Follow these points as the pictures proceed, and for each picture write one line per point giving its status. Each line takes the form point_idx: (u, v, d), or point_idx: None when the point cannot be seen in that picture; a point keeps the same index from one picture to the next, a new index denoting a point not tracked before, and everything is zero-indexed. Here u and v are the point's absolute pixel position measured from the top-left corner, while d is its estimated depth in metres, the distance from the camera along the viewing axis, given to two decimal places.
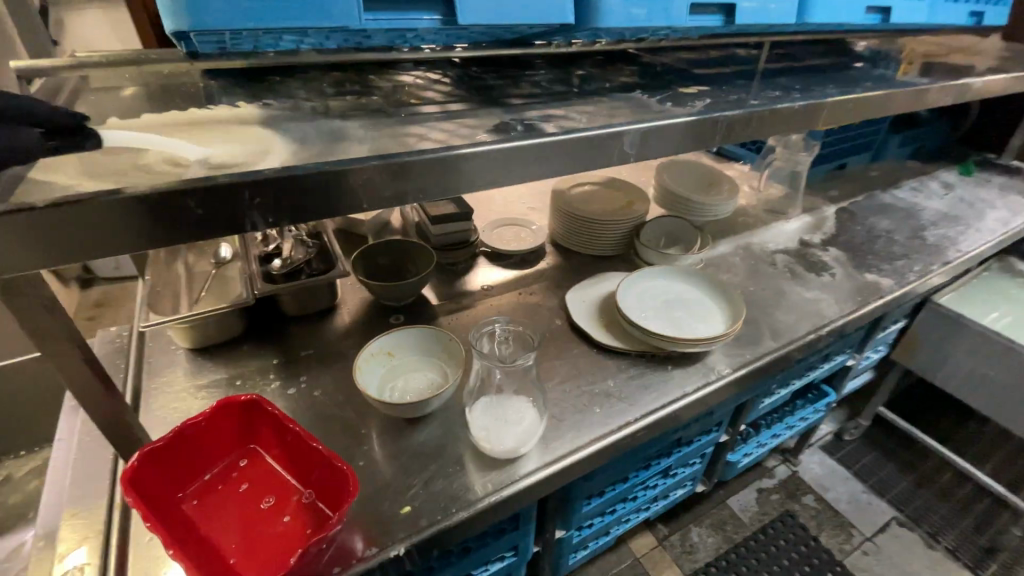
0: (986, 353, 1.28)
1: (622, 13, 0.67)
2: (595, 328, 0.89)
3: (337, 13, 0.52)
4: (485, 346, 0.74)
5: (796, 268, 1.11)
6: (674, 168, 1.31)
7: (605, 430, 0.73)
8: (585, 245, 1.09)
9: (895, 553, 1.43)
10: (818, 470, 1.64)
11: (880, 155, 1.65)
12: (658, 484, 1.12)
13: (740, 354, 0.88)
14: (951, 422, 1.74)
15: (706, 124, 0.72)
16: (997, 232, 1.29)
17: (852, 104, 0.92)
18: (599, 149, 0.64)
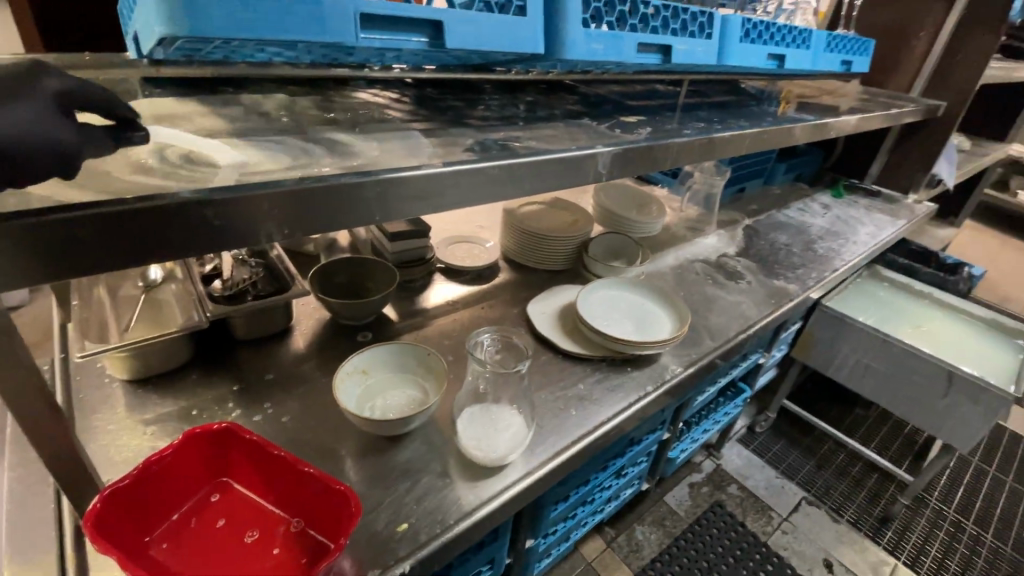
0: (865, 346, 1.52)
1: (585, 47, 0.74)
2: (559, 336, 0.93)
3: (334, 28, 0.51)
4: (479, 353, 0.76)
5: (720, 277, 1.25)
6: (608, 190, 1.42)
7: (583, 431, 0.77)
8: (538, 260, 1.15)
9: (806, 529, 1.61)
10: (737, 461, 1.81)
11: (771, 180, 1.91)
12: (612, 484, 1.18)
13: (687, 354, 0.97)
14: (837, 409, 2.03)
15: (658, 150, 0.81)
16: (866, 245, 1.55)
17: (763, 135, 1.07)
18: (575, 168, 0.70)
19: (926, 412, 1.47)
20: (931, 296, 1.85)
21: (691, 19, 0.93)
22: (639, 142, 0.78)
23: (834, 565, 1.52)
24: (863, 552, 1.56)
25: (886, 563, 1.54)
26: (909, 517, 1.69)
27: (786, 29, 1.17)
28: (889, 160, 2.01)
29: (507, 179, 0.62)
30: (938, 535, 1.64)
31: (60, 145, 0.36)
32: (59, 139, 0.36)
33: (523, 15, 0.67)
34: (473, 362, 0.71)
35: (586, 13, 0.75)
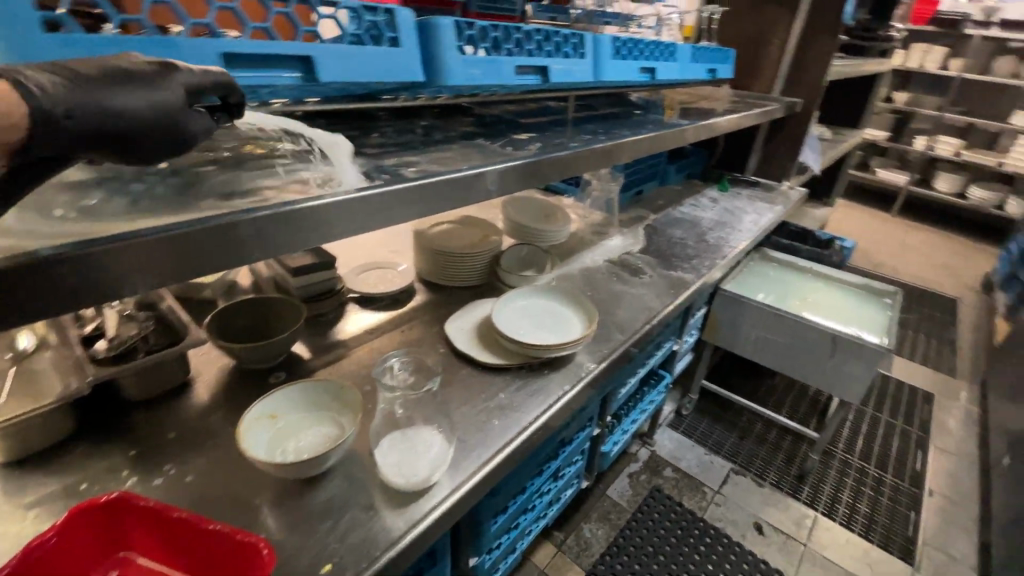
0: (762, 321, 1.68)
1: (463, 72, 0.78)
2: (477, 350, 0.95)
3: (187, 53, 0.51)
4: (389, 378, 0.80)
5: (626, 275, 1.34)
6: (515, 204, 1.47)
7: (506, 439, 0.79)
8: (451, 278, 1.16)
9: (736, 497, 1.73)
10: (669, 445, 1.92)
11: (666, 181, 2.07)
12: (551, 488, 1.21)
13: (600, 350, 1.02)
14: (751, 383, 2.21)
15: (547, 164, 0.86)
16: (751, 231, 1.72)
17: (645, 141, 1.17)
18: (466, 188, 0.73)
19: (820, 374, 1.64)
20: (812, 270, 2.07)
21: (563, 40, 1.00)
22: (528, 158, 0.82)
23: (764, 527, 1.64)
24: (787, 509, 1.71)
25: (807, 516, 1.69)
26: (820, 471, 1.86)
27: (653, 44, 1.29)
28: (764, 153, 2.25)
29: (397, 203, 0.64)
30: (846, 481, 1.83)
31: (182, 132, 0.44)
32: (186, 127, 0.44)
33: (397, 47, 0.69)
34: (383, 390, 0.76)
35: (461, 40, 0.78)
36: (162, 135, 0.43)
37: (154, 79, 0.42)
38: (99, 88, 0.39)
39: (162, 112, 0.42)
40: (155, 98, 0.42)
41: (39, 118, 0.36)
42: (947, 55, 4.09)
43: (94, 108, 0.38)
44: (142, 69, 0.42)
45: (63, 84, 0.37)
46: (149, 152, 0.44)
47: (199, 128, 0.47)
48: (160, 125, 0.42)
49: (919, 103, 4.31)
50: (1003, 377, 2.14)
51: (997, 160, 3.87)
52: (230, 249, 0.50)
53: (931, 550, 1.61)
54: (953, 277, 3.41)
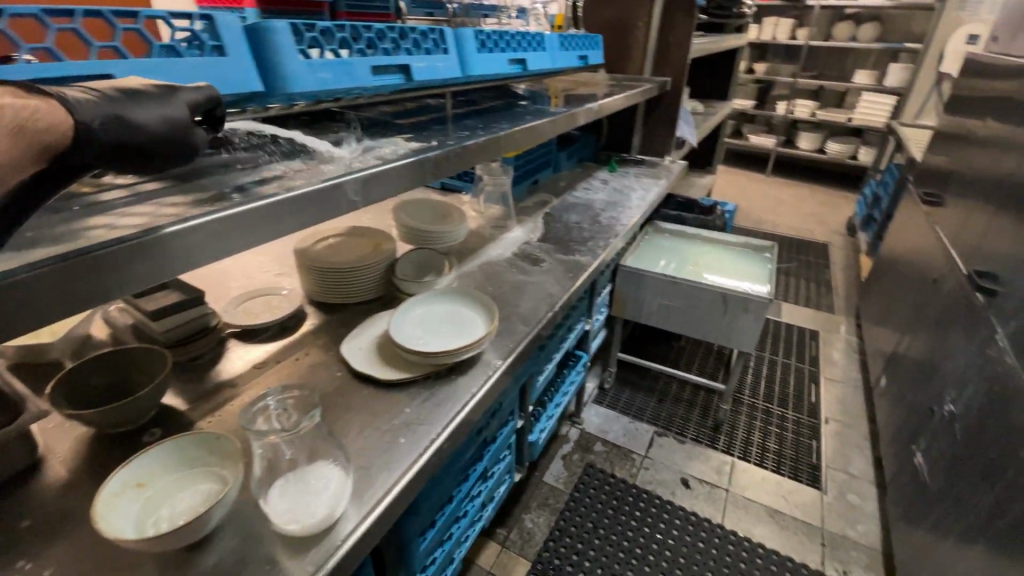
0: (662, 290, 1.78)
1: (311, 77, 0.72)
2: (377, 368, 0.91)
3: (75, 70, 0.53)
4: (262, 425, 0.67)
5: (527, 266, 1.35)
6: (408, 208, 1.41)
7: (415, 455, 0.76)
8: (343, 295, 1.09)
9: (663, 458, 1.83)
10: (597, 421, 1.98)
11: (559, 167, 2.12)
12: (482, 489, 1.19)
13: (506, 345, 1.02)
14: (663, 349, 2.35)
15: (422, 162, 0.81)
16: (640, 206, 1.81)
17: (527, 130, 1.16)
18: (327, 201, 0.66)
19: (719, 331, 1.76)
20: (701, 236, 2.23)
21: (422, 37, 0.97)
22: (397, 159, 0.77)
23: (690, 480, 1.75)
24: (708, 460, 1.83)
25: (726, 462, 1.83)
26: (733, 419, 2.02)
27: (519, 36, 1.31)
28: (646, 131, 2.37)
29: (241, 228, 0.56)
30: (755, 423, 2.00)
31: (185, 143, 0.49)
32: (189, 140, 0.49)
33: (222, 55, 0.63)
34: (253, 438, 0.64)
35: (301, 43, 0.73)
36: (174, 147, 0.48)
37: (164, 96, 0.47)
38: (126, 103, 0.43)
39: (176, 126, 0.47)
40: (166, 113, 0.46)
41: (79, 130, 0.40)
42: (793, 27, 4.55)
43: (123, 121, 0.43)
44: (149, 88, 0.47)
45: (92, 99, 0.42)
46: (158, 164, 0.48)
47: (200, 140, 0.52)
48: (173, 138, 0.47)
49: (776, 72, 4.77)
50: (868, 307, 2.44)
51: (843, 117, 4.39)
52: (178, 264, 0.51)
53: (831, 470, 1.81)
54: (822, 225, 3.84)
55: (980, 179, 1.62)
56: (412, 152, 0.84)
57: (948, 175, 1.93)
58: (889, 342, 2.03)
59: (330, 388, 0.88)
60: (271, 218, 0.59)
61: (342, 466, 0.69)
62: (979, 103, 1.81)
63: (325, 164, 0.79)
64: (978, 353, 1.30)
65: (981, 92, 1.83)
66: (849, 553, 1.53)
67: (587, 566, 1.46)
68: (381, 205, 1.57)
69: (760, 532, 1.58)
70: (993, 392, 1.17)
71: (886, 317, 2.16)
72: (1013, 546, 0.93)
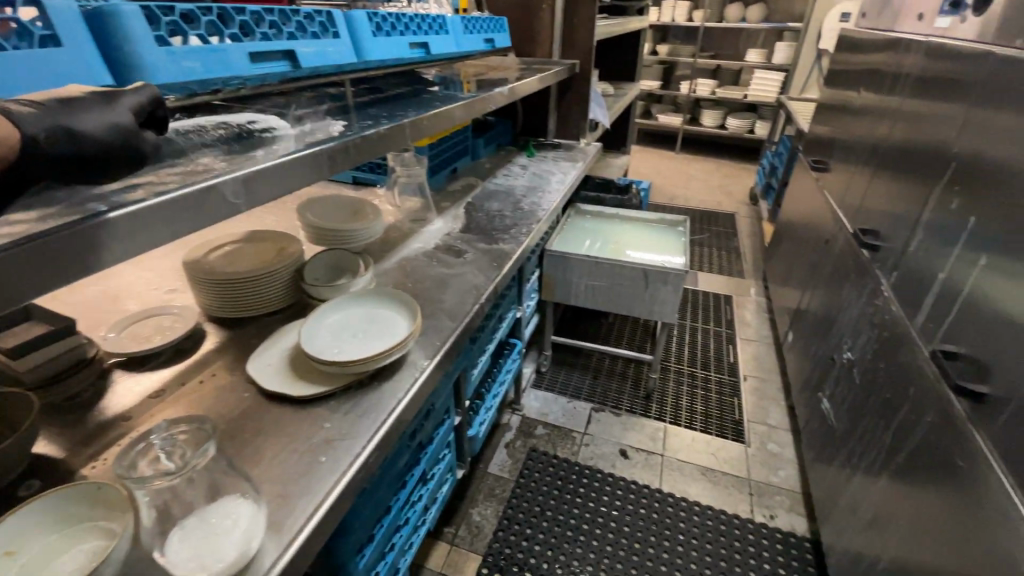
0: (587, 271, 1.80)
1: (175, 68, 0.62)
2: (290, 385, 0.83)
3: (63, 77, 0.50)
4: (144, 468, 0.61)
5: (450, 259, 1.31)
6: (314, 207, 1.31)
7: (337, 474, 0.70)
8: (250, 307, 1.00)
9: (602, 432, 1.88)
10: (537, 405, 2.00)
11: (477, 155, 2.08)
12: (422, 493, 1.15)
13: (432, 343, 0.98)
14: (594, 327, 2.40)
15: (315, 155, 0.73)
16: (560, 190, 1.81)
17: (438, 115, 1.11)
18: (198, 207, 0.56)
19: (643, 306, 1.83)
20: (619, 215, 2.29)
21: (307, 20, 0.89)
22: (285, 155, 0.68)
23: (628, 451, 1.81)
24: (643, 429, 1.91)
25: (659, 429, 1.91)
26: (662, 387, 2.12)
27: (419, 18, 1.25)
28: (560, 115, 2.39)
29: (85, 245, 0.46)
30: (683, 388, 2.12)
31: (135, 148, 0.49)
32: (139, 145, 0.50)
33: (56, 46, 0.49)
34: (135, 487, 0.57)
35: (157, 29, 0.62)
36: (122, 151, 0.48)
37: (104, 104, 0.47)
38: (67, 113, 0.43)
39: (121, 131, 0.47)
40: (111, 118, 0.47)
41: (25, 143, 0.40)
42: (690, 9, 4.78)
43: (68, 132, 0.43)
44: (88, 96, 0.46)
45: (34, 111, 0.41)
46: (111, 168, 0.49)
47: (149, 145, 0.52)
48: (119, 144, 0.47)
49: (677, 53, 5.00)
50: (773, 269, 2.65)
51: (740, 94, 4.70)
52: (86, 258, 0.46)
53: (752, 424, 1.95)
54: (728, 196, 4.11)
55: (858, 145, 1.78)
56: (305, 145, 0.76)
57: (831, 142, 2.11)
58: (792, 299, 2.21)
59: (239, 412, 0.80)
60: (133, 228, 0.49)
61: (252, 498, 0.63)
62: (852, 76, 1.99)
63: (202, 161, 0.69)
64: (867, 303, 1.44)
65: (854, 66, 2.01)
66: (773, 497, 1.65)
67: (538, 550, 1.47)
68: (286, 205, 1.45)
69: (695, 490, 1.67)
70: (882, 337, 1.29)
71: (788, 277, 2.35)
72: (907, 473, 1.04)
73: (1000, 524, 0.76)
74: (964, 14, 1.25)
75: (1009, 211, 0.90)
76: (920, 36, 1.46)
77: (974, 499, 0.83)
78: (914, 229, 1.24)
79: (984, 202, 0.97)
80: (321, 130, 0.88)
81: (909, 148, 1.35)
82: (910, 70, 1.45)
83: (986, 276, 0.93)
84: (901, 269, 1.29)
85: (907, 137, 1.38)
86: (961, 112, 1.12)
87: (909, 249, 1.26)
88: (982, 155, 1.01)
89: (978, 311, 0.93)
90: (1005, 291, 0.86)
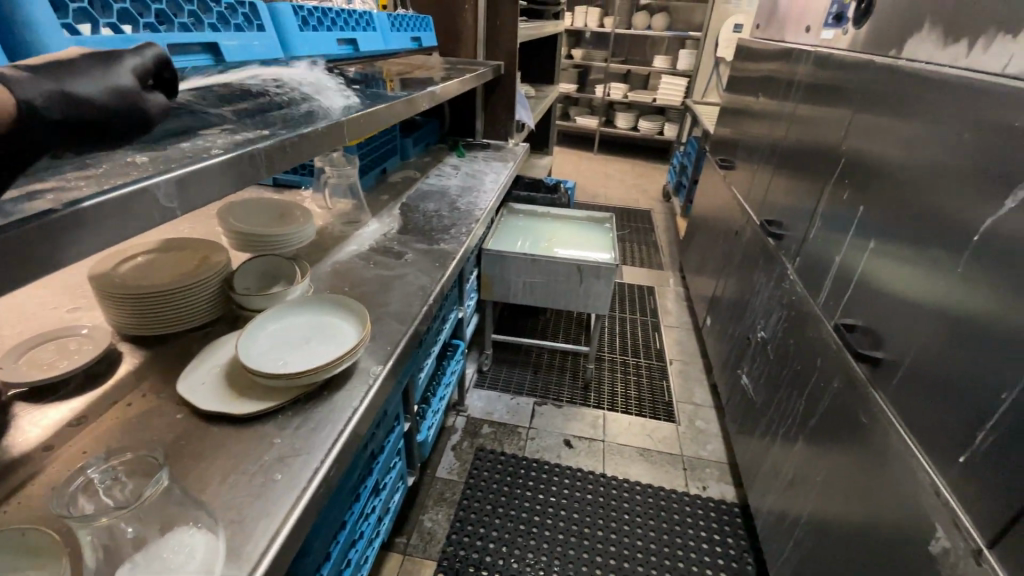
0: (524, 269, 1.84)
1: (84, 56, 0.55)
2: (230, 404, 0.77)
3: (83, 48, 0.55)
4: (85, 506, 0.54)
5: (390, 261, 1.27)
6: (236, 212, 1.22)
7: (296, 492, 0.66)
8: (164, 321, 0.88)
9: (545, 425, 1.93)
10: (481, 405, 2.00)
11: (406, 155, 2.04)
12: (376, 504, 1.11)
13: (382, 349, 0.95)
14: (530, 324, 2.45)
15: (253, 153, 0.68)
16: (494, 189, 1.83)
17: (375, 112, 1.07)
18: (129, 210, 0.50)
19: (578, 300, 1.89)
20: (550, 213, 2.36)
21: (229, 11, 0.83)
22: (219, 154, 0.63)
23: (572, 440, 1.87)
24: (584, 418, 1.98)
25: (599, 416, 1.99)
26: (598, 376, 2.21)
27: (345, 14, 1.21)
28: (487, 115, 2.40)
29: (30, 246, 0.41)
30: (617, 376, 2.22)
31: (134, 111, 0.49)
32: (138, 109, 0.49)
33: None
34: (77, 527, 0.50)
35: (63, 16, 0.55)
36: (128, 114, 0.48)
37: (101, 65, 0.46)
38: (64, 75, 0.42)
39: (122, 94, 0.47)
40: (110, 83, 0.46)
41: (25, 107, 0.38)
42: (601, 16, 5.00)
43: (66, 95, 0.42)
44: (84, 59, 0.45)
45: (30, 75, 0.40)
46: (121, 133, 0.49)
47: (153, 108, 0.52)
48: (121, 108, 0.47)
49: (591, 58, 5.21)
50: (689, 260, 2.86)
51: (650, 98, 5.01)
52: (20, 267, 0.41)
53: (681, 404, 2.09)
54: (644, 194, 4.36)
55: (760, 144, 1.97)
56: (239, 144, 0.71)
57: (735, 143, 2.32)
58: (708, 287, 2.40)
59: (175, 437, 0.72)
60: (52, 236, 0.43)
61: (207, 527, 0.57)
62: (751, 82, 2.20)
63: (119, 161, 0.62)
64: (776, 286, 1.60)
65: (752, 73, 2.22)
66: (704, 470, 1.79)
67: (492, 547, 1.48)
68: (203, 211, 1.33)
69: (635, 471, 1.77)
70: (791, 315, 1.45)
71: (703, 266, 2.55)
72: (820, 434, 1.17)
73: (899, 468, 0.89)
74: (844, 28, 1.42)
75: (892, 199, 1.04)
76: (808, 47, 1.65)
77: (876, 449, 0.96)
78: (813, 218, 1.40)
79: (871, 193, 1.12)
80: (252, 126, 0.81)
81: (805, 146, 1.52)
82: (801, 78, 1.64)
83: (875, 256, 1.07)
84: (803, 255, 1.45)
85: (802, 137, 1.56)
86: (847, 115, 1.28)
87: (809, 236, 1.42)
88: (866, 152, 1.16)
89: (871, 287, 1.07)
90: (892, 267, 1.00)
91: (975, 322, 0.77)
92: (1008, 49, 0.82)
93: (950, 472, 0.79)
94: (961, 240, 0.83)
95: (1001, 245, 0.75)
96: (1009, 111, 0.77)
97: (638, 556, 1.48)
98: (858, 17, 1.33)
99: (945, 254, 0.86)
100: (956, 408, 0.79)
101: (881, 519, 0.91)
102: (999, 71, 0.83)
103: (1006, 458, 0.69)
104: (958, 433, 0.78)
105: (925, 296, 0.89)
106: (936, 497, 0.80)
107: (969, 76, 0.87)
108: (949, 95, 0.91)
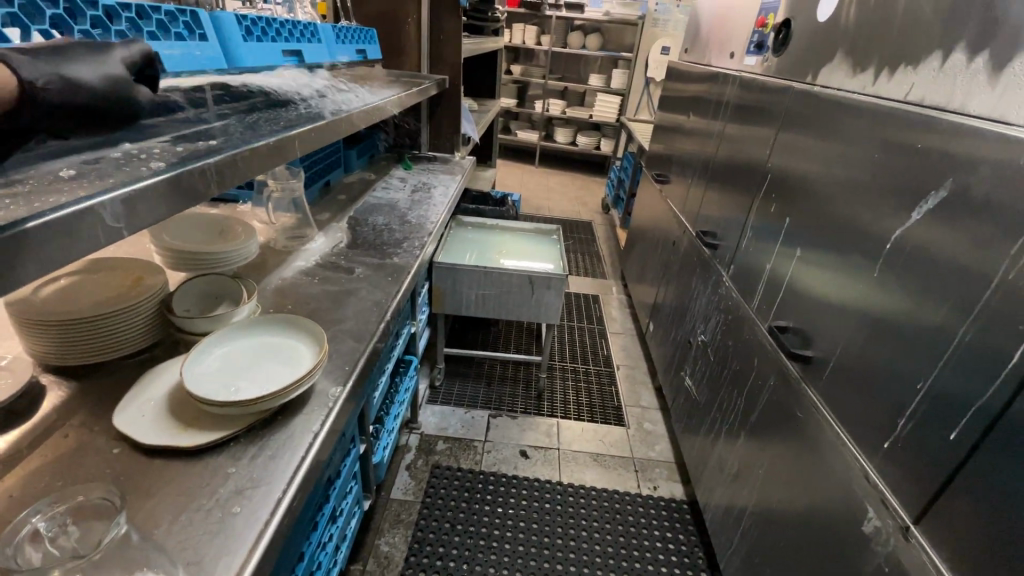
0: (476, 281, 1.84)
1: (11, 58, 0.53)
2: (175, 436, 0.71)
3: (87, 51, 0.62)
4: (33, 555, 0.52)
5: (342, 277, 1.23)
6: (169, 228, 1.14)
7: (258, 525, 0.62)
8: (98, 349, 0.81)
9: (500, 437, 1.93)
10: (434, 421, 1.97)
11: (350, 167, 2.00)
12: (333, 532, 1.06)
13: (340, 369, 0.92)
14: (481, 336, 2.45)
15: (203, 169, 0.64)
16: (444, 203, 1.82)
17: (326, 124, 1.04)
18: (75, 230, 0.47)
19: (530, 310, 1.92)
20: (498, 226, 2.38)
21: (168, 19, 0.80)
22: (168, 170, 0.60)
23: (527, 450, 1.88)
24: (538, 427, 2.00)
25: (553, 424, 2.02)
26: (550, 385, 2.24)
27: (289, 24, 1.20)
28: (432, 128, 2.40)
29: None
30: (569, 384, 2.27)
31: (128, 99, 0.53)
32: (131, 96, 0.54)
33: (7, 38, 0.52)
34: None
35: None
36: (117, 103, 0.52)
37: (94, 53, 0.51)
38: (58, 60, 0.46)
39: (114, 81, 0.51)
40: (104, 70, 0.50)
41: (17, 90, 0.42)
42: (538, 34, 5.15)
43: (63, 79, 0.46)
44: (79, 47, 0.50)
45: (28, 59, 0.44)
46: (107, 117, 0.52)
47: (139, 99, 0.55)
48: (111, 92, 0.51)
49: (529, 74, 5.35)
50: (630, 269, 2.98)
51: (586, 114, 5.20)
52: None
53: (629, 407, 2.17)
54: (584, 206, 4.51)
55: (692, 160, 2.11)
56: (186, 159, 0.67)
57: (670, 158, 2.47)
58: (650, 294, 2.52)
59: (116, 476, 0.66)
60: None
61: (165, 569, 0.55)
62: (682, 102, 2.36)
63: (52, 175, 0.57)
64: (713, 292, 1.71)
65: (682, 93, 2.38)
66: (654, 470, 1.86)
67: (453, 566, 1.45)
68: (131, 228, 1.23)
69: (590, 476, 1.80)
70: (728, 320, 1.55)
71: (644, 275, 2.67)
72: (761, 429, 1.26)
73: (832, 456, 0.97)
74: (764, 56, 1.56)
75: (814, 211, 1.15)
76: (733, 71, 1.79)
77: (811, 440, 1.04)
78: (744, 229, 1.52)
79: (796, 205, 1.24)
80: (189, 138, 0.78)
81: (734, 162, 1.65)
82: (728, 100, 1.78)
83: (801, 263, 1.18)
84: (737, 262, 1.56)
85: (731, 154, 1.69)
86: (771, 134, 1.41)
87: (741, 245, 1.53)
88: (790, 168, 1.28)
89: (799, 291, 1.18)
90: (817, 273, 1.11)
91: (892, 320, 0.87)
92: (906, 80, 0.94)
93: (874, 456, 0.88)
94: (876, 247, 0.93)
95: (910, 251, 0.85)
96: (910, 134, 0.89)
97: (596, 559, 1.51)
98: (777, 47, 1.47)
99: (863, 260, 0.96)
100: (878, 398, 0.88)
101: (818, 503, 1.00)
102: (900, 99, 0.95)
103: (924, 439, 0.78)
104: (882, 419, 0.87)
105: (847, 298, 0.99)
106: (865, 481, 0.88)
107: (876, 103, 0.99)
108: (859, 119, 1.03)
